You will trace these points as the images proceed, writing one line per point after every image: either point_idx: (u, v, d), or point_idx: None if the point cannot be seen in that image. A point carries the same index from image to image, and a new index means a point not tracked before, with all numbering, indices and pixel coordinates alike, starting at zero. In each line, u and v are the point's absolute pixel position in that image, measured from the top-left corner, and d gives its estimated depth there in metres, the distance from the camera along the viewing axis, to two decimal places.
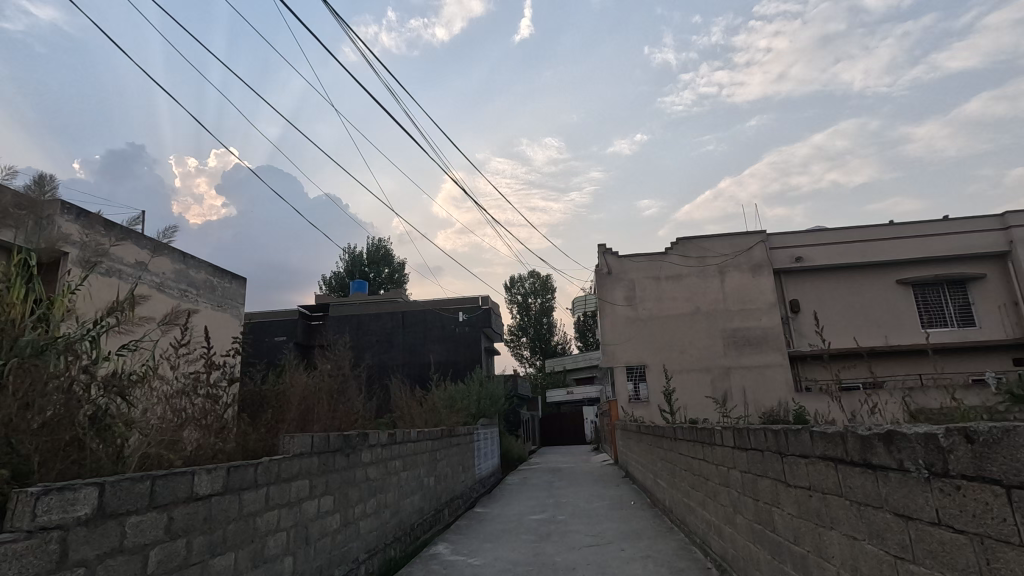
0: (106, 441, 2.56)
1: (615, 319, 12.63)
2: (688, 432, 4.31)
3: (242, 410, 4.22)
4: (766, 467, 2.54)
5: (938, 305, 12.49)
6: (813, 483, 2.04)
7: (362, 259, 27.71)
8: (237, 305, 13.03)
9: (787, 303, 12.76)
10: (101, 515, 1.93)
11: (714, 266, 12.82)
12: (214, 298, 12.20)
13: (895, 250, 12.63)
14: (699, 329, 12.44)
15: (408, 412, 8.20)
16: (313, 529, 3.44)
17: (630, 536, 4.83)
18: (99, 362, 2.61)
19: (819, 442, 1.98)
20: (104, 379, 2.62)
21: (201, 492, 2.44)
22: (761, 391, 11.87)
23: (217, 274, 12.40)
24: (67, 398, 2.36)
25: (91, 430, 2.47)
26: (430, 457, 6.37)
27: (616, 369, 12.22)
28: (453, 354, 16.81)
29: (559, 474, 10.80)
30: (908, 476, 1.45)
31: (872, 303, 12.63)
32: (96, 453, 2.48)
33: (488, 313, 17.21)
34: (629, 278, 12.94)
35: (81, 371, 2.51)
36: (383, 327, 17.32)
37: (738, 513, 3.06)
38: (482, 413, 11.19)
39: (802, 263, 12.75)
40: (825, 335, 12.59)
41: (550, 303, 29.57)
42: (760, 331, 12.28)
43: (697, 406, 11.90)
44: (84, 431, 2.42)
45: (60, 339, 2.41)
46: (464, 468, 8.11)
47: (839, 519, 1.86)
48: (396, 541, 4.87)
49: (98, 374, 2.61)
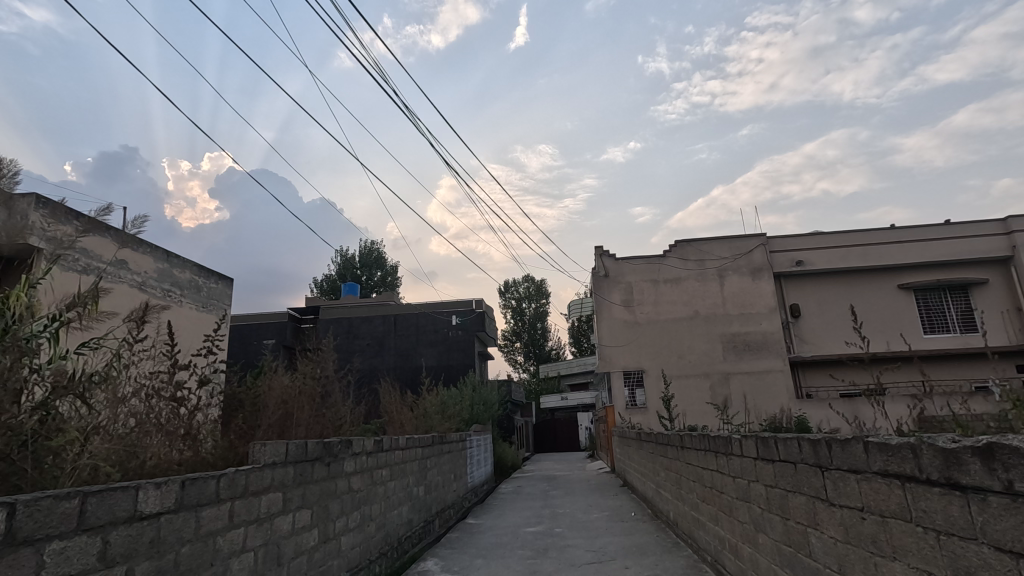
0: (55, 450, 2.22)
1: (612, 323, 12.32)
2: (698, 441, 3.99)
3: (215, 414, 3.86)
4: (800, 481, 2.22)
5: (940, 310, 12.28)
6: (868, 504, 1.72)
7: (354, 261, 27.35)
8: (223, 306, 12.64)
9: (787, 308, 12.50)
10: (11, 542, 1.58)
11: (714, 269, 12.55)
12: (198, 298, 11.81)
13: (897, 254, 12.42)
14: (698, 334, 12.16)
15: (397, 417, 7.84)
16: (287, 547, 3.10)
17: (634, 553, 4.49)
18: (54, 360, 2.29)
19: (879, 455, 1.66)
20: (57, 380, 2.28)
21: (144, 512, 2.08)
22: (761, 398, 11.59)
23: (202, 274, 12.01)
24: (12, 400, 2.03)
25: (38, 437, 2.13)
26: (420, 466, 6.03)
27: (613, 374, 11.91)
28: (446, 358, 16.45)
29: (555, 483, 10.45)
30: (1019, 503, 1.14)
31: (874, 308, 12.39)
32: (39, 464, 2.14)
33: (482, 317, 16.87)
34: (626, 281, 12.65)
35: (32, 371, 2.18)
36: (375, 330, 16.96)
37: (760, 532, 2.75)
38: (476, 420, 10.84)
39: (802, 267, 12.53)
40: (827, 341, 12.35)
41: (544, 307, 29.30)
42: (760, 336, 12.01)
43: (696, 412, 11.59)
44: (28, 439, 2.08)
45: (11, 333, 2.08)
46: (456, 476, 7.75)
47: (904, 550, 1.55)
48: (381, 557, 4.52)
49: (52, 374, 2.28)
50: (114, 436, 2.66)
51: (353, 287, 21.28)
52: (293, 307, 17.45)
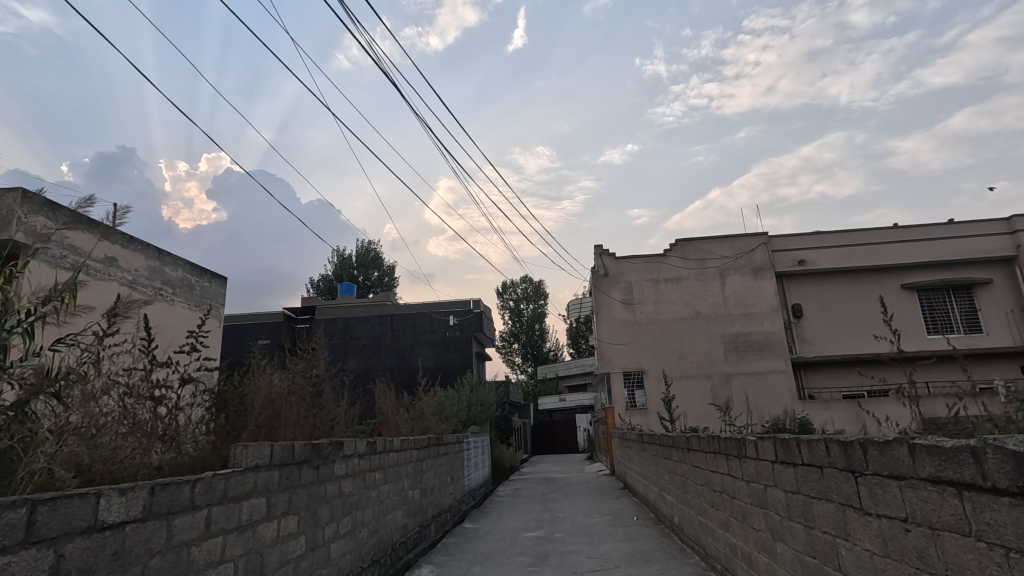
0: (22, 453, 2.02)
1: (612, 323, 12.14)
2: (705, 443, 3.80)
3: (199, 414, 3.68)
4: (828, 487, 2.03)
5: (943, 311, 12.12)
6: (913, 514, 1.54)
7: (351, 261, 27.15)
8: (217, 306, 12.43)
9: (789, 308, 12.34)
10: None
11: (715, 269, 12.38)
12: (192, 297, 11.60)
13: (900, 254, 12.27)
14: (699, 334, 11.98)
15: (392, 419, 7.64)
16: (271, 556, 2.90)
17: (639, 560, 4.29)
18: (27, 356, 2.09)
19: (927, 459, 1.48)
20: (27, 378, 2.08)
21: (105, 522, 1.88)
22: (763, 399, 11.41)
23: (195, 273, 11.80)
24: None
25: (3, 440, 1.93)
26: (416, 469, 5.83)
27: (613, 375, 11.72)
28: (443, 359, 16.24)
29: (553, 486, 10.23)
30: None
31: (877, 308, 12.22)
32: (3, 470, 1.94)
33: (480, 317, 16.67)
34: (626, 281, 12.47)
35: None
36: (372, 331, 16.75)
37: (779, 541, 2.55)
38: (473, 421, 10.64)
39: (804, 266, 12.36)
40: (829, 341, 12.18)
41: (542, 309, 29.11)
42: (762, 337, 11.84)
43: (697, 414, 11.41)
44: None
45: None
46: (452, 478, 7.55)
47: (961, 568, 1.36)
48: (374, 564, 4.32)
49: (22, 371, 2.08)
50: (87, 438, 2.46)
51: (349, 287, 21.08)
52: (289, 307, 17.24)
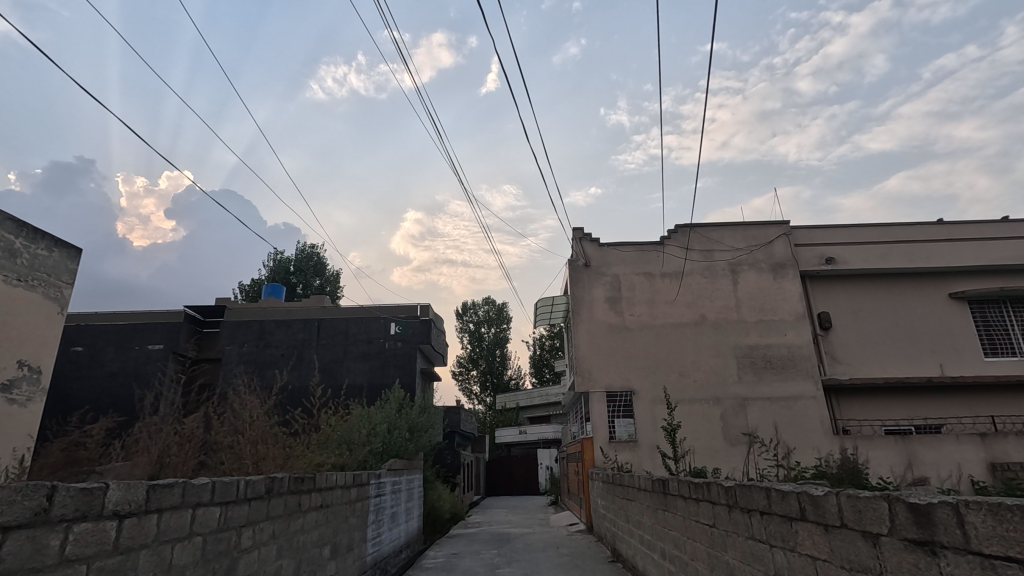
0: None
1: (593, 328, 9.29)
2: None
3: None
4: None
5: (1001, 328, 9.69)
6: None
7: (288, 264, 23.69)
8: (61, 287, 7.48)
9: (814, 317, 9.77)
10: None
11: (724, 264, 9.72)
12: (8, 268, 6.72)
13: (949, 255, 9.87)
14: (704, 344, 9.21)
15: (245, 447, 4.49)
16: None
17: None
18: None
19: None
20: None
21: None
22: (789, 433, 8.65)
23: (22, 232, 6.95)
24: None
25: None
26: (210, 550, 2.69)
27: (594, 395, 8.80)
28: (379, 377, 12.94)
29: (508, 550, 7.12)
30: None
31: (920, 322, 9.75)
32: None
33: (429, 326, 13.48)
34: (613, 274, 9.65)
35: None
36: (292, 338, 13.35)
37: None
38: (395, 452, 7.35)
39: (833, 265, 9.82)
40: (866, 361, 9.57)
41: (505, 333, 26.07)
42: (786, 352, 9.15)
43: (704, 451, 8.56)
44: None
45: None
46: (334, 552, 4.38)
47: None
48: None
49: None
50: None
51: (278, 289, 17.65)
52: (191, 305, 13.65)
